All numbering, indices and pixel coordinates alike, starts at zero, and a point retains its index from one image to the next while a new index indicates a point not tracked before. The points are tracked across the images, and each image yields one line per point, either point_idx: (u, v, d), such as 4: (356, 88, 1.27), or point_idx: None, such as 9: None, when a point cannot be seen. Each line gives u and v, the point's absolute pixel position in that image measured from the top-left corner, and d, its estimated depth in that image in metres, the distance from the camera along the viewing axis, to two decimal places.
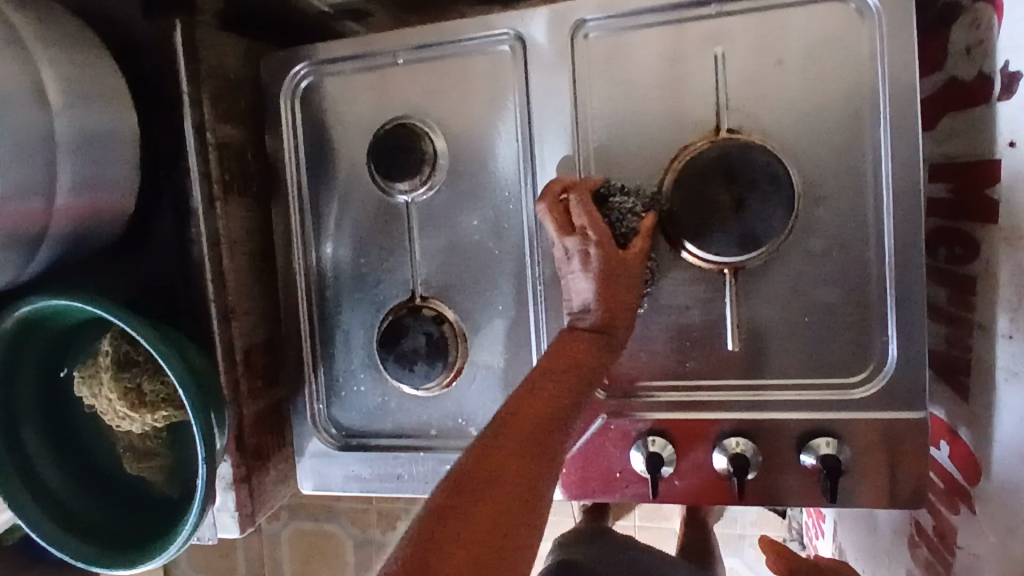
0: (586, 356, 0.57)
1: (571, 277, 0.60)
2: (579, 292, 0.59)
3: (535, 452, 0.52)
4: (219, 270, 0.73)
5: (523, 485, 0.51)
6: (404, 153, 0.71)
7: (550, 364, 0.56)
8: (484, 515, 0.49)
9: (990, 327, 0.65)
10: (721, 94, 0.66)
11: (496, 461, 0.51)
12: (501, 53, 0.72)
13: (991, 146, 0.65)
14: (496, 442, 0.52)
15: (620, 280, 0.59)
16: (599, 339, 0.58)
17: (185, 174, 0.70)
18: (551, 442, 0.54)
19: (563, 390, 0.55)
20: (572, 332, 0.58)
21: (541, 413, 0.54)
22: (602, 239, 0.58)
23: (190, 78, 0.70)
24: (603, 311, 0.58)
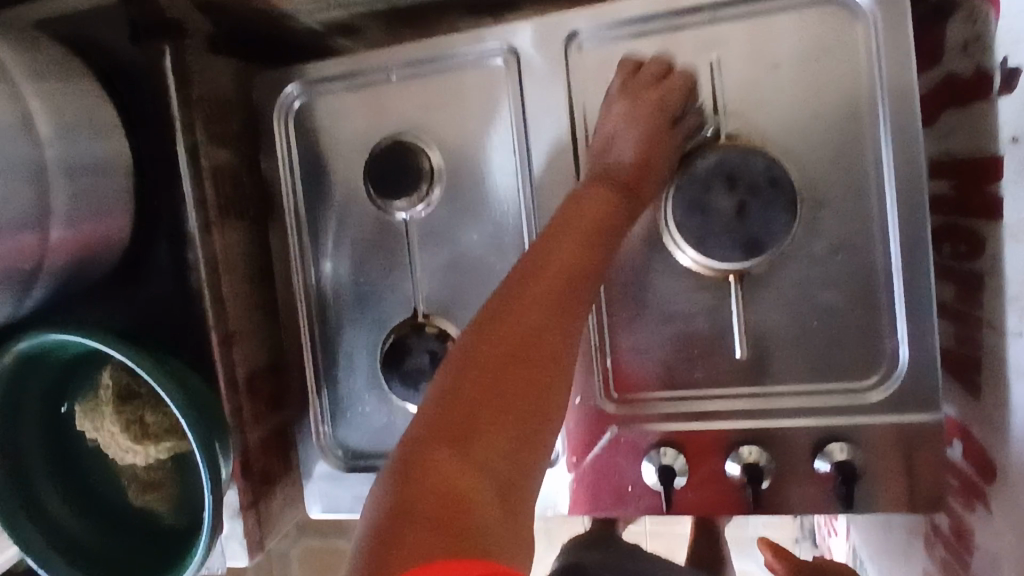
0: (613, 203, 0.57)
1: (617, 135, 0.61)
2: (625, 142, 0.60)
3: (554, 332, 0.47)
4: (217, 296, 0.72)
5: (548, 361, 0.46)
6: (400, 171, 0.71)
7: (566, 220, 0.54)
8: (499, 383, 0.44)
9: (999, 325, 0.64)
10: (719, 100, 0.65)
11: (511, 326, 0.46)
12: (494, 66, 0.71)
13: (992, 142, 0.64)
14: (475, 352, 0.45)
15: (660, 151, 0.61)
16: (626, 195, 0.58)
17: (180, 201, 0.69)
18: (571, 309, 0.49)
19: (577, 273, 0.51)
20: (586, 189, 0.58)
21: (531, 305, 0.48)
22: (659, 105, 0.61)
23: (182, 104, 0.69)
24: (635, 159, 0.60)
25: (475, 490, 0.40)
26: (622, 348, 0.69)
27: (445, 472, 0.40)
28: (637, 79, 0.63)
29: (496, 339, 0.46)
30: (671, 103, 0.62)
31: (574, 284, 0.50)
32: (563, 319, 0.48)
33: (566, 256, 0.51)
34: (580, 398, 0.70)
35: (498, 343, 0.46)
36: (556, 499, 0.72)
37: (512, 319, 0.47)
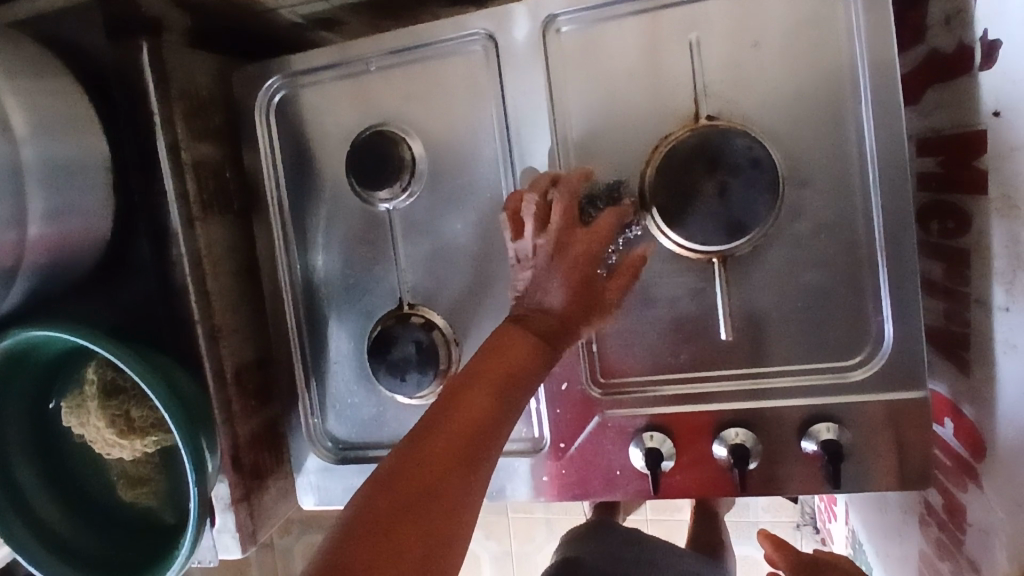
0: (529, 352, 0.53)
1: (543, 282, 0.56)
2: (550, 289, 0.56)
3: (453, 480, 0.46)
4: (202, 289, 0.72)
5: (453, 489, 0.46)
6: (382, 161, 0.70)
7: (483, 362, 0.52)
8: (380, 548, 0.43)
9: (986, 300, 0.64)
10: (698, 81, 0.65)
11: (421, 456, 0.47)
12: (474, 53, 0.71)
13: (976, 116, 0.63)
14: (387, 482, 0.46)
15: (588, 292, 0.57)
16: (543, 347, 0.54)
17: (162, 196, 0.69)
18: (487, 437, 0.49)
19: (493, 400, 0.50)
20: (508, 332, 0.54)
21: (455, 431, 0.48)
22: (583, 247, 0.56)
23: (160, 99, 0.69)
24: (562, 307, 0.56)
25: None
26: (608, 333, 0.69)
27: None
28: (545, 211, 0.59)
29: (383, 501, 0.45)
30: (596, 242, 0.56)
31: (482, 438, 0.49)
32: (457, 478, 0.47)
33: (473, 408, 0.49)
34: (566, 384, 0.69)
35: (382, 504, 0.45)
36: (543, 486, 0.72)
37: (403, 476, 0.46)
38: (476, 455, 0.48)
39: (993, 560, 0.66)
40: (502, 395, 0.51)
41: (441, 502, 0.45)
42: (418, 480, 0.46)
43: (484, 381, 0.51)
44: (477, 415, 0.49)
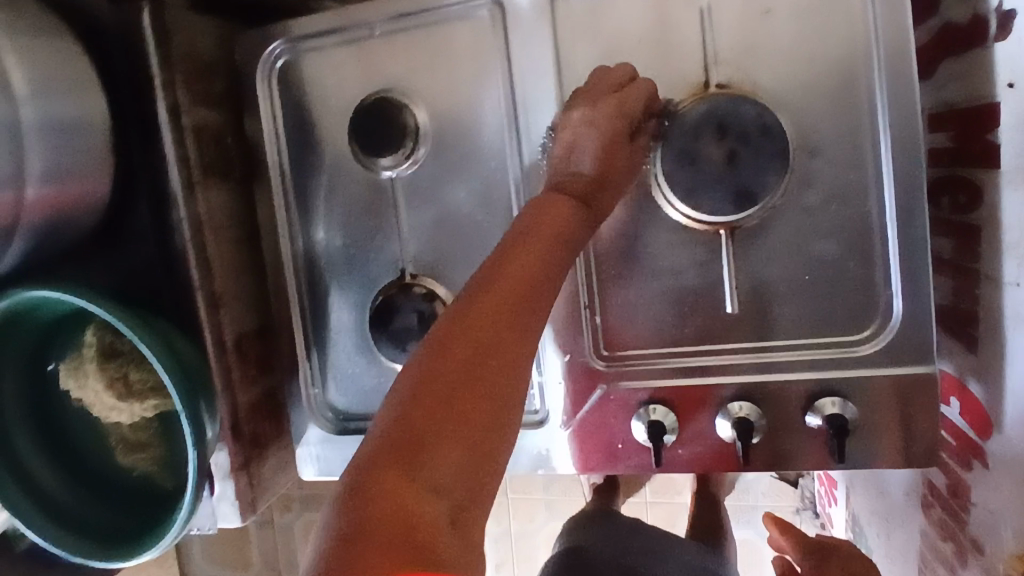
0: (574, 216, 0.51)
1: (579, 144, 0.56)
2: (583, 150, 0.55)
3: (515, 335, 0.43)
4: (203, 255, 0.71)
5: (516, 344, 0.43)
6: (386, 127, 0.69)
7: (531, 224, 0.49)
8: (457, 407, 0.39)
9: (997, 275, 0.63)
10: (708, 48, 0.64)
11: (482, 311, 0.43)
12: (480, 18, 0.69)
13: (990, 87, 0.62)
14: (450, 339, 0.42)
15: (621, 160, 0.57)
16: (585, 210, 0.53)
17: (162, 159, 0.68)
18: (542, 295, 0.46)
19: (546, 257, 0.47)
20: (546, 198, 0.52)
21: (513, 286, 0.44)
22: (624, 106, 0.58)
23: (161, 61, 0.67)
24: (595, 170, 0.55)
25: (433, 512, 0.37)
26: (612, 305, 0.68)
27: (399, 490, 0.37)
28: (600, 82, 0.60)
29: (451, 360, 0.41)
30: (635, 110, 0.58)
31: (538, 293, 0.46)
32: (523, 330, 0.43)
33: (531, 265, 0.46)
34: (569, 355, 0.69)
35: (450, 364, 0.40)
36: (546, 459, 0.72)
37: (466, 331, 0.42)
38: (533, 310, 0.45)
39: (998, 539, 0.65)
40: (555, 249, 0.48)
41: (511, 357, 0.42)
42: (484, 337, 0.42)
43: (536, 242, 0.48)
44: (535, 270, 0.46)
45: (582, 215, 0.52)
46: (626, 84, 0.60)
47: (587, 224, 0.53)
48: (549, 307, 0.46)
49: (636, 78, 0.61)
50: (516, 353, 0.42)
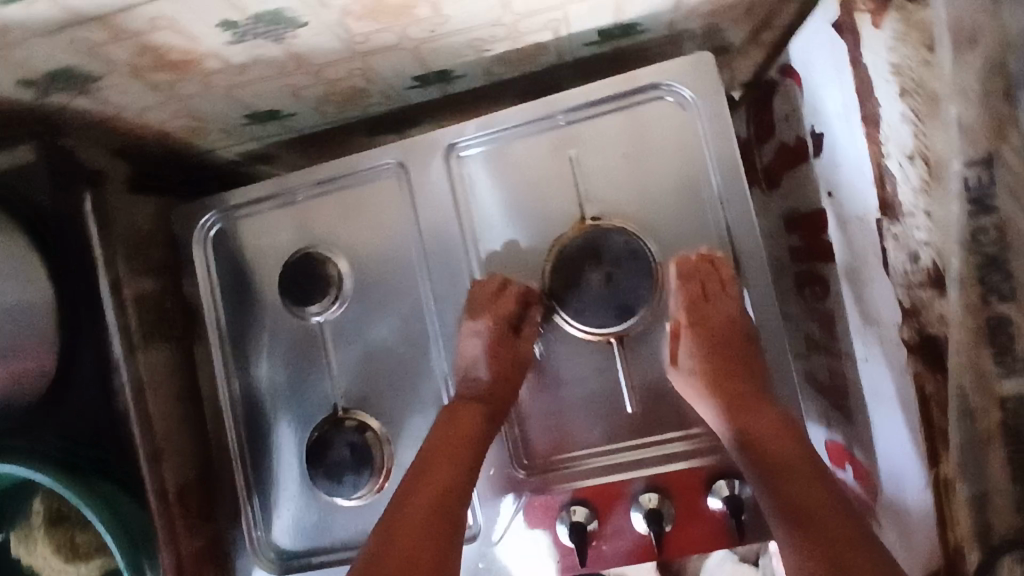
0: (478, 417, 0.71)
1: (470, 338, 0.74)
2: (478, 362, 0.74)
3: (435, 535, 0.63)
4: (144, 413, 0.76)
5: (434, 545, 0.63)
6: (309, 280, 0.78)
7: (446, 427, 0.71)
8: None
9: (851, 353, 0.73)
10: (581, 188, 0.75)
11: (405, 527, 0.64)
12: (388, 179, 0.81)
13: (816, 198, 0.75)
14: (384, 546, 0.62)
15: (505, 353, 0.74)
16: (484, 411, 0.72)
17: (104, 329, 0.75)
18: (455, 505, 0.66)
19: (453, 460, 0.69)
20: (459, 408, 0.72)
21: (430, 487, 0.67)
22: (501, 313, 0.72)
23: (103, 243, 0.76)
24: (490, 373, 0.73)
25: None
26: (527, 417, 0.76)
27: None
28: (479, 294, 0.74)
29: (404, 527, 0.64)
30: (509, 311, 0.73)
31: (455, 508, 0.66)
32: (445, 532, 0.64)
33: (441, 474, 0.68)
34: (494, 470, 0.75)
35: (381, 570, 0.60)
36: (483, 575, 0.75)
37: (395, 542, 0.62)
38: (450, 522, 0.65)
39: None
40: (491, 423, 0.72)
41: (445, 523, 0.65)
42: (412, 542, 0.63)
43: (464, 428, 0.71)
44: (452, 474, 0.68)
45: (485, 411, 0.72)
46: (502, 291, 0.74)
47: (491, 422, 0.72)
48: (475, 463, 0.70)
49: (506, 282, 0.74)
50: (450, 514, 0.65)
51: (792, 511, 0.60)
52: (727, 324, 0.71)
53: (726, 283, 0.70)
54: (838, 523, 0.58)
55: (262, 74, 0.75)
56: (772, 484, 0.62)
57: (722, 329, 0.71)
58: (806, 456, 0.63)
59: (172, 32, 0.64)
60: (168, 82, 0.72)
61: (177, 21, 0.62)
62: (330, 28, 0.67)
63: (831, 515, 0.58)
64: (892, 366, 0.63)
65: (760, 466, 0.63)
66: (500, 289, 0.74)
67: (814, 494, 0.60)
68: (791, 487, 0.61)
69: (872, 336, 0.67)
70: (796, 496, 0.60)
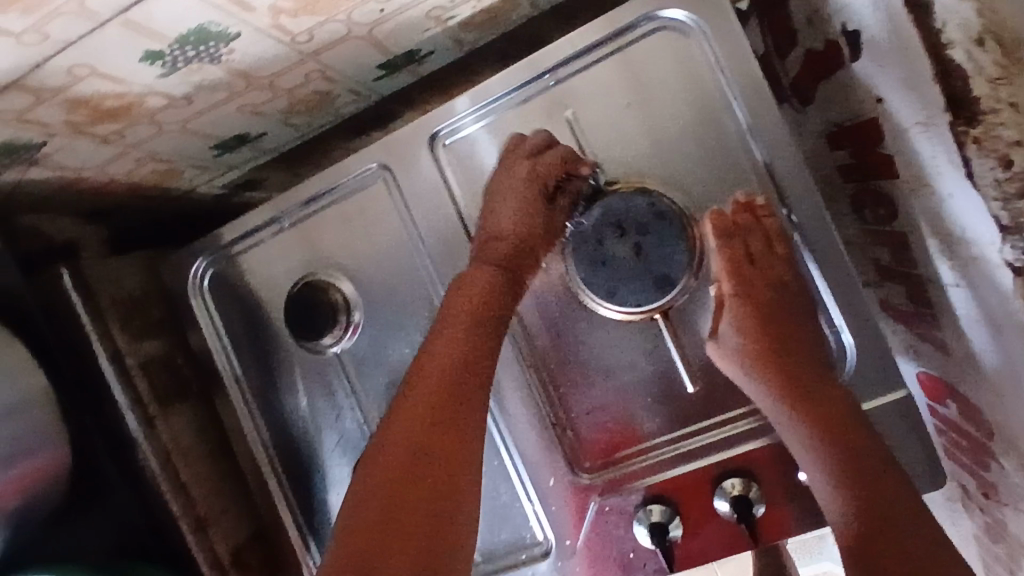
0: (496, 283, 0.62)
1: (498, 199, 0.65)
2: (500, 211, 0.64)
3: (454, 426, 0.57)
4: (178, 484, 0.73)
5: (457, 419, 0.57)
6: (315, 311, 0.71)
7: (454, 298, 0.62)
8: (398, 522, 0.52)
9: (937, 279, 0.63)
10: (588, 152, 0.66)
11: (407, 421, 0.56)
12: (374, 185, 0.72)
13: (865, 106, 0.64)
14: (383, 456, 0.55)
15: (528, 221, 0.64)
16: (501, 272, 0.63)
17: (116, 408, 0.71)
18: (462, 389, 0.58)
19: (464, 338, 0.60)
20: (472, 269, 0.63)
21: (436, 378, 0.58)
22: (536, 175, 0.63)
23: (93, 316, 0.71)
24: (512, 234, 0.64)
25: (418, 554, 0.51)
26: (579, 418, 0.68)
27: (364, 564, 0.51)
28: (516, 152, 0.64)
29: (392, 455, 0.55)
30: (548, 172, 0.63)
31: (464, 386, 0.58)
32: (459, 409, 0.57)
33: (443, 359, 0.59)
34: (554, 478, 0.68)
35: (383, 489, 0.54)
36: None
37: (398, 450, 0.55)
38: (461, 402, 0.58)
39: None
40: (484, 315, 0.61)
41: (457, 404, 0.57)
42: (422, 443, 0.55)
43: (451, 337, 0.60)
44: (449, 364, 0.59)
45: (504, 279, 0.62)
46: (545, 150, 0.64)
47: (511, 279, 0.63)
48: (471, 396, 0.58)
49: (552, 143, 0.64)
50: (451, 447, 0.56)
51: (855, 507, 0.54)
52: (775, 299, 0.62)
53: (773, 238, 0.61)
54: (887, 492, 0.54)
55: (212, 102, 0.67)
56: (835, 480, 0.55)
57: (767, 305, 0.62)
58: (874, 448, 0.56)
59: (98, 81, 0.56)
60: (116, 133, 0.65)
61: (98, 67, 0.54)
62: (268, 34, 0.59)
63: (888, 500, 0.53)
64: (993, 290, 0.53)
65: (826, 460, 0.56)
66: (541, 149, 0.64)
67: (871, 474, 0.55)
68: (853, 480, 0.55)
69: (962, 258, 0.57)
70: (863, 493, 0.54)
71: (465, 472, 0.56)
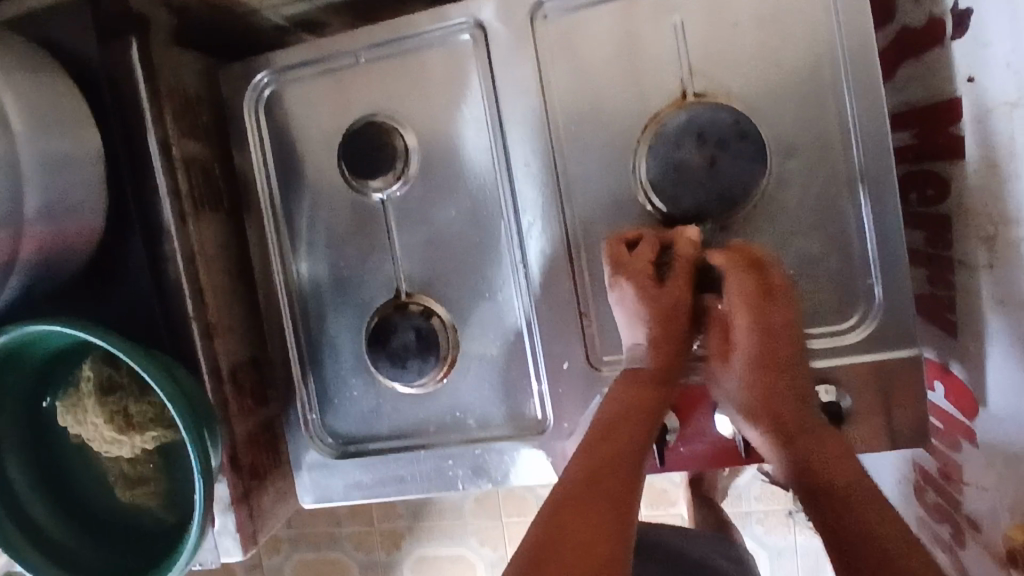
0: (651, 394, 0.61)
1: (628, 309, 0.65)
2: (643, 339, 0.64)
3: (628, 477, 0.54)
4: (195, 286, 0.71)
5: (629, 471, 0.55)
6: (374, 150, 0.71)
7: (618, 393, 0.62)
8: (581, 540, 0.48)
9: (970, 261, 0.66)
10: (683, 60, 0.67)
11: (588, 464, 0.55)
12: (462, 42, 0.72)
13: (950, 86, 0.67)
14: (568, 492, 0.52)
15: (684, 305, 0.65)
16: (658, 381, 0.62)
17: (154, 193, 0.69)
18: (634, 450, 0.57)
19: (632, 413, 0.60)
20: (623, 383, 0.63)
21: (613, 438, 0.57)
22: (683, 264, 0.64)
23: (150, 95, 0.69)
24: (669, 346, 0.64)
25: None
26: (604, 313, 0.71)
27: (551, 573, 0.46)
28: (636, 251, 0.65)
29: (572, 485, 0.53)
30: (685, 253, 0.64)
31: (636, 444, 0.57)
32: (632, 461, 0.56)
33: (614, 424, 0.59)
34: (567, 363, 0.71)
35: (568, 512, 0.50)
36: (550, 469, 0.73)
37: (583, 490, 0.52)
38: (634, 459, 0.56)
39: (995, 518, 0.67)
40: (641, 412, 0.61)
41: (633, 461, 0.56)
42: (599, 483, 0.53)
43: (618, 425, 0.59)
44: (615, 451, 0.56)
45: (661, 389, 0.62)
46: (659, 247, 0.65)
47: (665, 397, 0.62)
48: (637, 473, 0.55)
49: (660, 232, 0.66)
50: (621, 506, 0.51)
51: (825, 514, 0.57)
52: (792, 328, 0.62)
53: (762, 289, 0.61)
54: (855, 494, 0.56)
55: None
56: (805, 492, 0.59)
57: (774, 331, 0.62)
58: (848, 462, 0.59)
59: None
60: None
61: None
62: None
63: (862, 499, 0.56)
64: None
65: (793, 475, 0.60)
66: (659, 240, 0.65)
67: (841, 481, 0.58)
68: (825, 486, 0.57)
69: (1007, 240, 0.60)
70: (827, 496, 0.57)
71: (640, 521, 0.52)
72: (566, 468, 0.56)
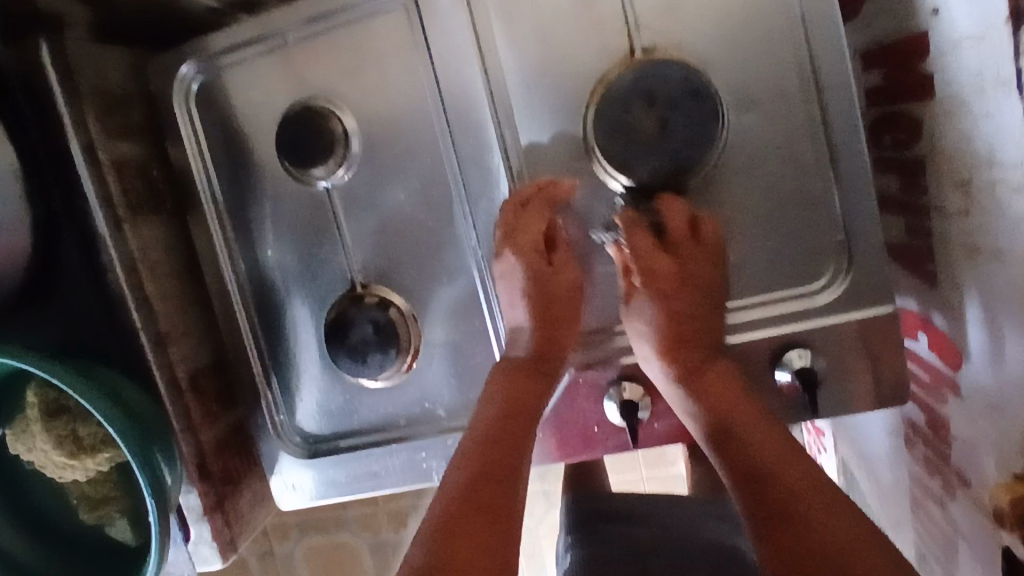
0: (534, 378, 0.64)
1: (510, 290, 0.66)
2: (522, 334, 0.66)
3: (513, 445, 0.61)
4: (141, 295, 0.68)
5: (513, 442, 0.61)
6: (311, 137, 0.67)
7: (502, 384, 0.64)
8: (472, 505, 0.57)
9: (946, 207, 0.63)
10: (628, 14, 0.62)
11: (479, 431, 0.62)
12: (394, 12, 0.67)
13: (916, 19, 0.62)
14: (460, 467, 0.60)
15: (558, 295, 0.65)
16: (541, 372, 0.65)
17: (84, 203, 0.65)
18: (526, 415, 0.63)
19: (520, 397, 0.63)
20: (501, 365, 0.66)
21: (500, 413, 0.63)
22: (536, 228, 0.63)
23: (70, 98, 0.64)
24: (535, 341, 0.65)
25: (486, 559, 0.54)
26: None
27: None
28: (515, 216, 0.64)
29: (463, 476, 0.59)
30: (539, 221, 0.63)
31: (525, 417, 0.63)
32: (521, 431, 0.62)
33: (497, 404, 0.63)
34: None
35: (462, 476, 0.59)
36: None
37: (474, 468, 0.59)
38: (522, 425, 0.62)
39: (981, 470, 0.65)
40: (512, 416, 0.63)
41: (521, 422, 0.62)
42: (490, 457, 0.60)
43: (500, 408, 0.63)
44: (496, 417, 0.62)
45: (544, 376, 0.65)
46: (524, 208, 0.63)
47: (544, 382, 0.64)
48: (518, 467, 0.60)
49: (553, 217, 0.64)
50: (504, 498, 0.58)
51: (755, 503, 0.54)
52: (705, 289, 0.62)
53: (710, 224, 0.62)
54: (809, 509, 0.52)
55: None
56: (763, 460, 0.55)
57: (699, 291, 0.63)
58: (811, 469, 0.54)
59: None
60: None
61: None
62: None
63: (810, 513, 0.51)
64: (1006, 217, 0.53)
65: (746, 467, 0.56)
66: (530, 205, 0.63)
67: (793, 492, 0.53)
68: (752, 466, 0.55)
69: (980, 184, 0.57)
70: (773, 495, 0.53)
71: (518, 487, 0.60)
72: (455, 454, 0.61)
